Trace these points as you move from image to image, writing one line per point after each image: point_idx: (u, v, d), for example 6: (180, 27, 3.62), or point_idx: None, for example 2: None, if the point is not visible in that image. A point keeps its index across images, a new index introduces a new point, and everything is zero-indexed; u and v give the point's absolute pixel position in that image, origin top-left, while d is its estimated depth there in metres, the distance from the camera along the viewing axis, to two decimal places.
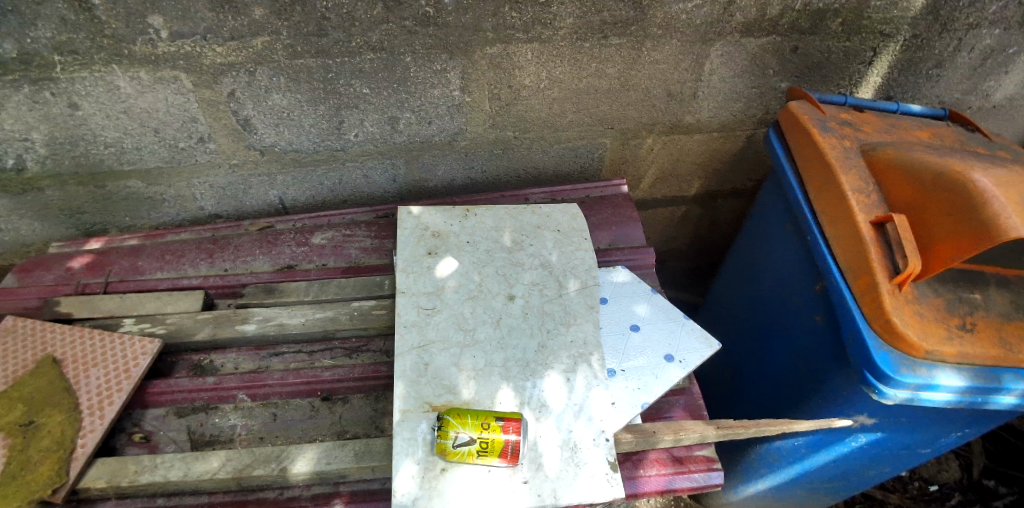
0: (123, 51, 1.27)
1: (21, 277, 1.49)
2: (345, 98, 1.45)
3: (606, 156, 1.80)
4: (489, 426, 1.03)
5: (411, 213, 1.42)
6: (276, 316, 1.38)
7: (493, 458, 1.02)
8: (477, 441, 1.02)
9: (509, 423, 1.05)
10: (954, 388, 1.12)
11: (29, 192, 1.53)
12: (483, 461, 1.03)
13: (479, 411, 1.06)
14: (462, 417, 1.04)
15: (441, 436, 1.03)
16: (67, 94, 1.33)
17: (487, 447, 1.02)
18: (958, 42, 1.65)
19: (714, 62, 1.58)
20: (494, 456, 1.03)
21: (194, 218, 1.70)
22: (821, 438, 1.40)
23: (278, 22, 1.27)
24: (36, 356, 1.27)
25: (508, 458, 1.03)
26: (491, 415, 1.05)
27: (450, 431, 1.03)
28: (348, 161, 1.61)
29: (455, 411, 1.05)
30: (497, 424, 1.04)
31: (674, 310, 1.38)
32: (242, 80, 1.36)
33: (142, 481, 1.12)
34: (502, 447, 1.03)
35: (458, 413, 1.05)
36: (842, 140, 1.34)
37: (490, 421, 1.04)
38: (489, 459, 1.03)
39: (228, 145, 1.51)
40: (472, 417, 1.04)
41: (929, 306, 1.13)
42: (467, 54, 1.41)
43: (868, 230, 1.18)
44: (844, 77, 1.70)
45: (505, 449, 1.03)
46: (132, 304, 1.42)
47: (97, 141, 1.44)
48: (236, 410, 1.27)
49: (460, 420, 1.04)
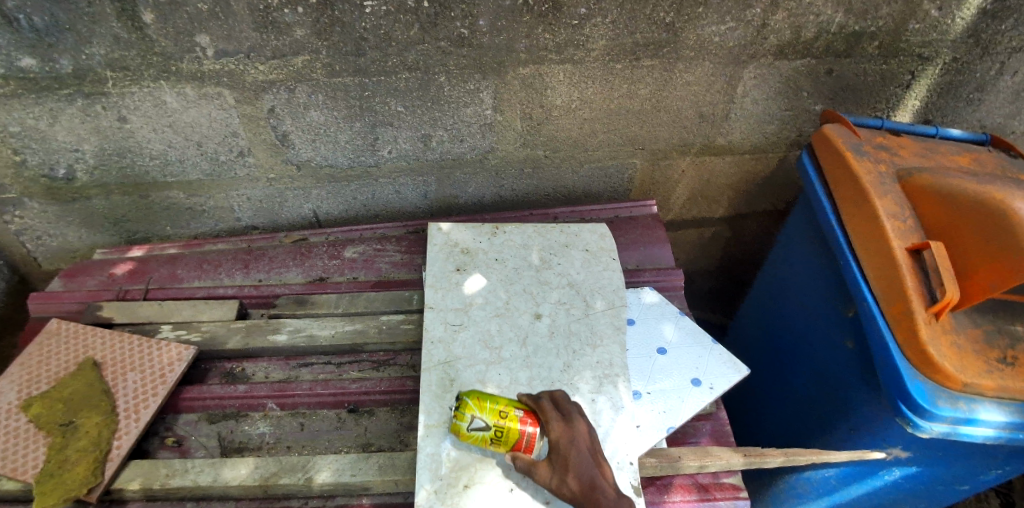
0: (171, 68, 1.32)
1: (66, 281, 1.56)
2: (381, 116, 1.48)
3: (635, 177, 1.80)
4: (507, 414, 1.00)
5: (441, 229, 1.45)
6: (307, 327, 1.42)
7: (503, 449, 1.02)
8: (491, 429, 1.00)
9: (527, 417, 1.02)
10: (994, 424, 1.07)
11: (77, 200, 1.59)
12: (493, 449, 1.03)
13: (496, 396, 1.03)
14: (480, 401, 1.02)
15: (457, 418, 1.01)
16: (117, 108, 1.39)
17: (501, 435, 1.00)
18: (1000, 66, 1.61)
19: (747, 84, 1.58)
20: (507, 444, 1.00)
21: (230, 229, 1.75)
22: (852, 470, 1.37)
23: (317, 42, 1.31)
24: (78, 358, 1.32)
25: (522, 450, 1.01)
26: (510, 405, 1.02)
27: (466, 414, 1.01)
28: (380, 177, 1.65)
29: (472, 395, 1.02)
30: (515, 414, 1.01)
31: (702, 334, 1.36)
32: (282, 97, 1.41)
33: (173, 484, 1.15)
34: (518, 437, 1.00)
35: (477, 397, 1.02)
36: (878, 165, 1.32)
37: (509, 409, 1.01)
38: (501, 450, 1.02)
39: (266, 159, 1.55)
40: (490, 402, 1.02)
41: (966, 337, 1.10)
42: (499, 74, 1.44)
43: (904, 258, 1.15)
44: (880, 100, 1.67)
45: (519, 441, 1.00)
46: (169, 310, 1.46)
47: (143, 153, 1.50)
48: (265, 418, 1.30)
49: (476, 403, 1.01)
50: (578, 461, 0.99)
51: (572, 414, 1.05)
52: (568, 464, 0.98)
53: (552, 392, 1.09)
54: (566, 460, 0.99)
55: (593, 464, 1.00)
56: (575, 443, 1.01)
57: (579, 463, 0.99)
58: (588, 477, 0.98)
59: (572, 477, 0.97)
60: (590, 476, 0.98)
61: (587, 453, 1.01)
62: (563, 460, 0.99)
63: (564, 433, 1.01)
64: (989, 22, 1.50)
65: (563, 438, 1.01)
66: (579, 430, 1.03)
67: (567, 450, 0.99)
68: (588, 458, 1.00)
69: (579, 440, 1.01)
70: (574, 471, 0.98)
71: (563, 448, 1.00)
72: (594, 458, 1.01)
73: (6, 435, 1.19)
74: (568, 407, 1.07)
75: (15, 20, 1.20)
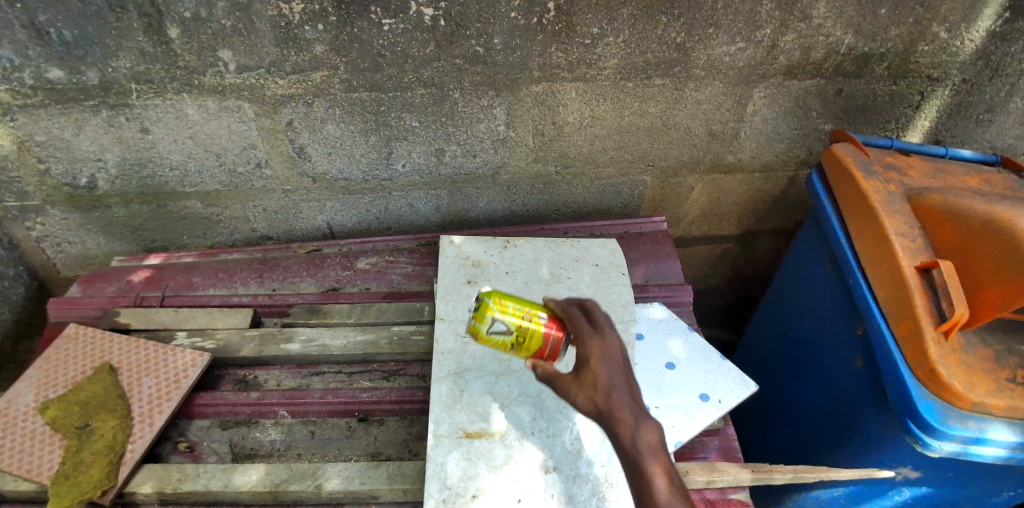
0: (194, 81, 1.36)
1: (84, 288, 1.59)
2: (395, 130, 1.52)
3: (645, 194, 1.82)
4: (531, 318, 1.02)
5: (453, 242, 1.47)
6: (319, 337, 1.44)
7: (523, 353, 1.05)
8: (514, 332, 1.02)
9: (551, 322, 1.04)
10: (1004, 443, 1.07)
11: (98, 208, 1.63)
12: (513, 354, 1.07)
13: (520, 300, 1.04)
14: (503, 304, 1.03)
15: (479, 319, 1.03)
16: (140, 120, 1.43)
17: (524, 337, 1.02)
18: (1010, 88, 1.62)
19: (756, 103, 1.60)
20: (529, 345, 1.03)
21: (246, 239, 1.79)
22: (861, 489, 1.37)
23: (336, 58, 1.35)
24: (95, 363, 1.35)
25: (543, 352, 1.04)
26: (534, 310, 1.04)
27: (488, 316, 1.02)
28: (394, 191, 1.68)
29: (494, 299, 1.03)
30: (540, 319, 1.03)
31: (711, 350, 1.37)
32: (300, 111, 1.44)
33: (185, 489, 1.16)
34: (540, 343, 1.03)
35: (500, 300, 1.03)
36: (887, 185, 1.33)
37: (533, 314, 1.03)
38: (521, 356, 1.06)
39: (283, 171, 1.59)
40: (513, 305, 1.03)
41: (976, 356, 1.10)
42: (512, 92, 1.47)
43: (913, 276, 1.15)
44: (890, 120, 1.69)
45: (541, 344, 1.03)
46: (185, 317, 1.50)
47: (163, 164, 1.54)
48: (276, 425, 1.32)
49: (499, 307, 1.02)
50: (608, 379, 0.92)
51: (604, 326, 0.98)
52: (594, 379, 0.92)
53: (585, 303, 1.04)
54: (594, 375, 0.92)
55: (625, 379, 0.93)
56: (606, 357, 0.94)
57: (611, 381, 0.92)
58: (616, 398, 0.90)
59: (596, 394, 0.91)
60: (616, 396, 0.90)
61: (618, 370, 0.93)
62: (589, 374, 0.92)
63: (597, 346, 0.95)
64: (998, 45, 1.52)
65: (594, 351, 0.94)
66: (611, 345, 0.95)
67: (597, 366, 0.93)
68: (618, 377, 0.92)
69: (609, 356, 0.94)
70: (600, 388, 0.91)
71: (591, 362, 0.93)
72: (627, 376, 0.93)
73: (23, 437, 1.21)
74: (599, 318, 1.00)
75: (45, 33, 1.24)
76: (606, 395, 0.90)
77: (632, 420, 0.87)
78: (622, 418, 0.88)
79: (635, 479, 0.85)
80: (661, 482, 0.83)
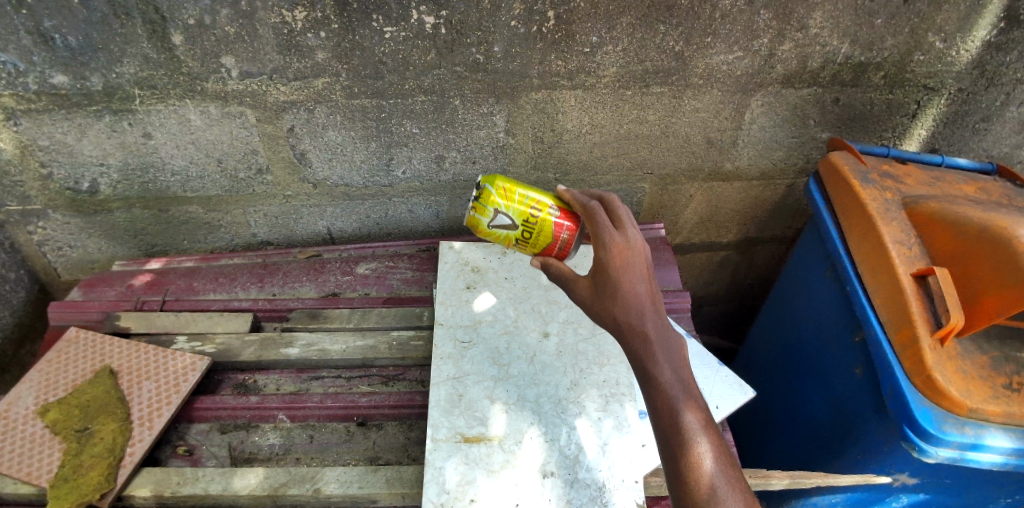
0: (197, 87, 1.38)
1: (86, 292, 1.60)
2: (396, 137, 1.53)
3: (644, 201, 1.83)
4: (541, 211, 1.19)
5: (453, 247, 1.51)
6: (319, 342, 1.45)
7: (533, 245, 1.22)
8: (522, 222, 1.19)
9: (562, 216, 1.20)
10: (1001, 450, 1.08)
11: (100, 212, 1.64)
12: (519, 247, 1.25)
13: (528, 192, 1.20)
14: (510, 196, 1.19)
15: (486, 211, 1.19)
16: (143, 125, 1.44)
17: (532, 227, 1.20)
18: (1006, 97, 1.64)
19: (754, 111, 1.61)
20: (538, 234, 1.21)
21: (246, 244, 1.80)
22: (860, 496, 1.38)
23: (337, 65, 1.36)
24: (95, 366, 1.35)
25: (553, 242, 1.21)
26: (544, 204, 1.20)
27: (496, 208, 1.19)
28: (394, 196, 1.69)
29: (502, 190, 1.19)
30: (548, 213, 1.20)
31: (709, 355, 1.37)
32: (301, 117, 1.46)
33: (184, 492, 1.17)
34: (548, 236, 1.21)
35: (507, 194, 1.19)
36: (884, 192, 1.34)
37: (542, 207, 1.19)
38: (527, 250, 1.25)
39: (284, 177, 1.60)
40: (520, 199, 1.19)
41: (973, 364, 1.10)
42: (513, 99, 1.48)
43: (910, 283, 1.16)
44: (887, 128, 1.70)
45: (550, 235, 1.20)
46: (185, 321, 1.50)
47: (165, 169, 1.55)
48: (275, 429, 1.32)
49: (506, 198, 1.19)
50: (630, 281, 1.01)
51: (627, 226, 1.06)
52: (616, 292, 1.01)
53: (606, 201, 1.15)
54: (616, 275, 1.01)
55: (645, 282, 1.02)
56: (628, 255, 1.02)
57: (633, 286, 1.00)
58: (635, 305, 1.00)
59: (617, 307, 1.01)
60: (639, 312, 0.99)
61: (642, 283, 1.01)
62: (612, 285, 1.02)
63: (621, 242, 1.03)
64: (993, 54, 1.54)
65: (617, 247, 1.03)
66: (635, 252, 1.03)
67: (620, 267, 1.01)
68: (640, 288, 1.01)
69: (633, 268, 1.02)
70: (622, 300, 1.00)
71: (613, 266, 1.02)
72: (647, 283, 1.02)
73: (24, 439, 1.22)
74: (620, 216, 1.09)
75: (51, 39, 1.26)
76: (627, 311, 1.00)
77: (654, 341, 0.97)
78: (644, 336, 0.97)
79: (672, 438, 0.90)
80: (702, 440, 0.89)
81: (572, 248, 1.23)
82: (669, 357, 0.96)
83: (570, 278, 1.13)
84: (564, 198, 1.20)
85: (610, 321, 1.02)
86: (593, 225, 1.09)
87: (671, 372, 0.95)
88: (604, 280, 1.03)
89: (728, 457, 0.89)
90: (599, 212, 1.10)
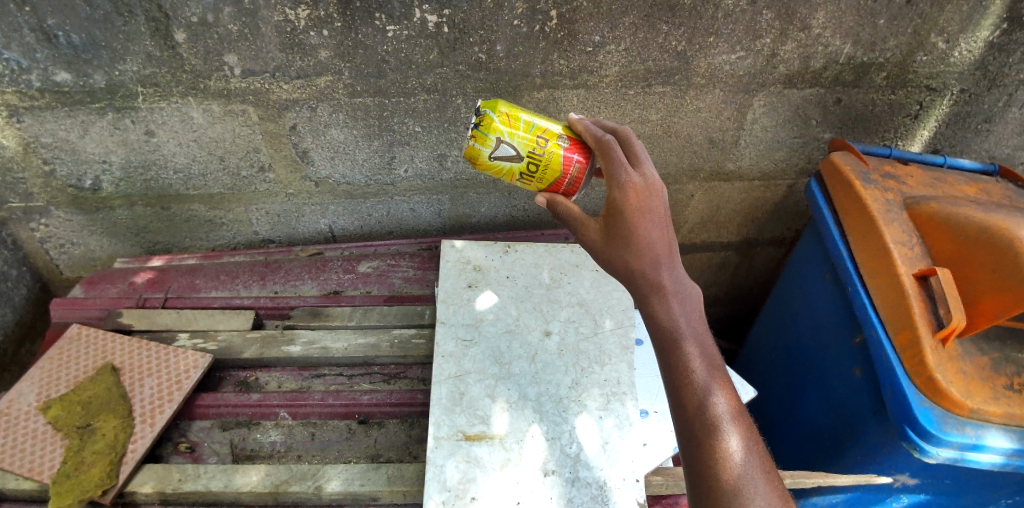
0: (199, 85, 1.38)
1: (87, 289, 1.60)
2: (398, 135, 1.53)
3: None
4: (549, 142, 1.10)
5: (454, 246, 1.51)
6: (321, 340, 1.45)
7: (540, 179, 1.14)
8: (529, 153, 1.10)
9: (571, 148, 1.12)
10: (1002, 450, 1.08)
11: (101, 210, 1.64)
12: (523, 183, 1.16)
13: (532, 120, 1.11)
14: (514, 123, 1.09)
15: (489, 140, 1.08)
16: (146, 122, 1.44)
17: (540, 160, 1.11)
18: (1008, 98, 1.64)
19: (756, 111, 1.61)
20: (547, 167, 1.12)
21: (248, 241, 1.80)
22: (858, 496, 1.38)
23: (340, 63, 1.36)
24: (97, 363, 1.36)
25: (562, 177, 1.13)
26: (551, 134, 1.11)
27: (500, 138, 1.08)
28: (396, 195, 1.70)
29: (505, 117, 1.08)
30: (557, 144, 1.11)
31: None
32: (304, 115, 1.46)
33: (186, 489, 1.17)
34: (557, 169, 1.12)
35: (511, 122, 1.09)
36: (885, 193, 1.34)
37: (549, 137, 1.11)
38: (531, 186, 1.16)
39: (286, 175, 1.60)
40: (526, 128, 1.10)
41: (973, 365, 1.11)
42: (515, 98, 1.48)
43: (911, 285, 1.17)
44: (889, 129, 1.70)
45: (559, 169, 1.12)
46: (187, 319, 1.51)
47: (167, 167, 1.55)
48: (277, 427, 1.32)
49: (510, 127, 1.09)
50: (646, 226, 0.97)
51: (643, 165, 1.01)
52: (630, 239, 0.97)
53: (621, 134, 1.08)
54: (631, 216, 0.97)
55: (660, 225, 0.98)
56: (645, 195, 0.98)
57: (648, 232, 0.97)
58: (649, 254, 0.97)
59: (631, 256, 0.97)
60: (652, 264, 0.96)
61: (657, 231, 0.98)
62: (626, 228, 0.97)
63: (639, 181, 0.98)
64: (996, 55, 1.54)
65: (635, 185, 0.98)
66: (652, 193, 0.98)
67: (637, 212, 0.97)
68: (655, 234, 0.97)
69: (650, 211, 0.97)
70: (637, 248, 0.97)
71: (629, 206, 0.97)
72: (662, 228, 0.98)
73: (25, 435, 1.22)
74: (636, 154, 1.04)
75: (53, 37, 1.26)
76: (642, 261, 0.97)
77: (670, 294, 0.96)
78: (660, 289, 0.96)
79: (699, 432, 0.87)
80: (729, 430, 0.87)
81: (582, 185, 1.15)
82: (686, 310, 0.96)
83: (577, 217, 1.07)
84: (576, 128, 1.11)
85: (623, 270, 0.99)
86: (606, 159, 1.02)
87: (687, 331, 0.94)
88: (617, 222, 0.98)
89: (752, 446, 0.87)
90: (613, 145, 1.03)
